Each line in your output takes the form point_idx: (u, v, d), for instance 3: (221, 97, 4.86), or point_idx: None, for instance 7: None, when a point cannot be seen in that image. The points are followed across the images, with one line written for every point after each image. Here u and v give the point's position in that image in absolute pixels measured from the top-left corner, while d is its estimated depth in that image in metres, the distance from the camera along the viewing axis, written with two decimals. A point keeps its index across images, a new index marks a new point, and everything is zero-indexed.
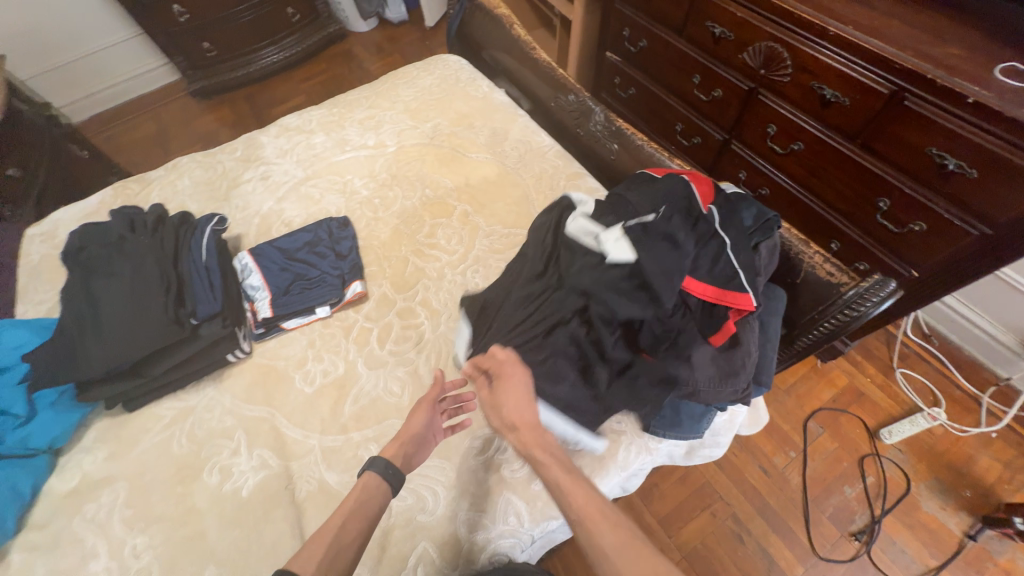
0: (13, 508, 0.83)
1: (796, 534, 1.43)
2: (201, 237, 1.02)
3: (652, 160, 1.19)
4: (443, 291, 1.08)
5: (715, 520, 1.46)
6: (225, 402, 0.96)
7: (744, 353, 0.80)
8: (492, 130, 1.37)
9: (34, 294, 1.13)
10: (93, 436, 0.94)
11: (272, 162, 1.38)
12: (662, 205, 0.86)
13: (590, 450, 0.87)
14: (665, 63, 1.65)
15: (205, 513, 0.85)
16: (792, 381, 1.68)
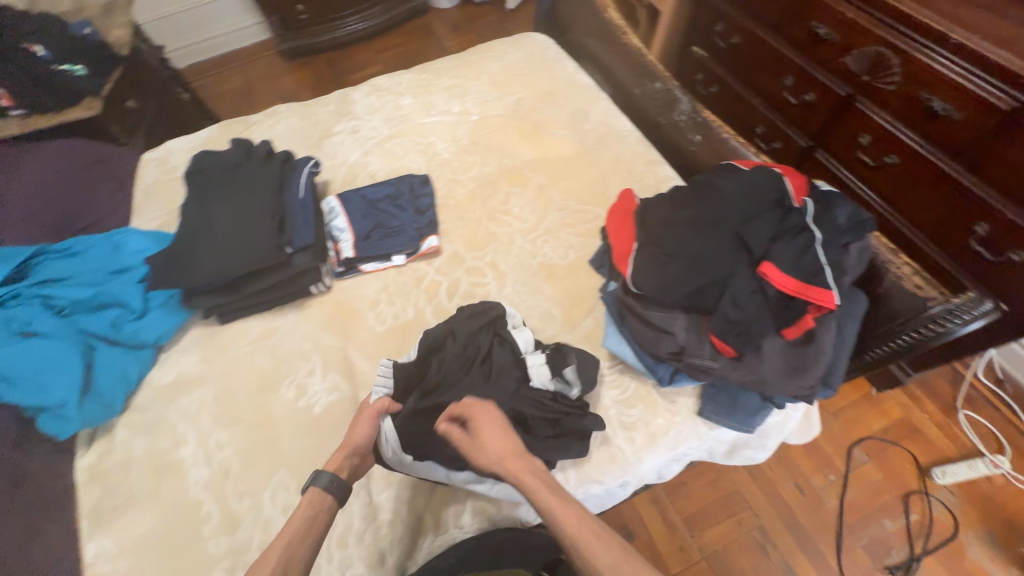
0: (122, 389, 0.95)
1: (825, 557, 1.39)
2: (300, 176, 1.10)
3: (736, 155, 1.18)
4: (512, 256, 1.11)
5: (741, 528, 1.44)
6: (305, 328, 1.05)
7: (817, 351, 0.80)
8: (574, 109, 1.39)
9: (148, 211, 1.26)
10: (189, 340, 1.04)
11: (362, 117, 1.46)
12: (751, 195, 0.87)
13: (644, 422, 0.88)
14: (756, 63, 1.61)
15: (280, 422, 0.93)
16: (842, 405, 1.62)
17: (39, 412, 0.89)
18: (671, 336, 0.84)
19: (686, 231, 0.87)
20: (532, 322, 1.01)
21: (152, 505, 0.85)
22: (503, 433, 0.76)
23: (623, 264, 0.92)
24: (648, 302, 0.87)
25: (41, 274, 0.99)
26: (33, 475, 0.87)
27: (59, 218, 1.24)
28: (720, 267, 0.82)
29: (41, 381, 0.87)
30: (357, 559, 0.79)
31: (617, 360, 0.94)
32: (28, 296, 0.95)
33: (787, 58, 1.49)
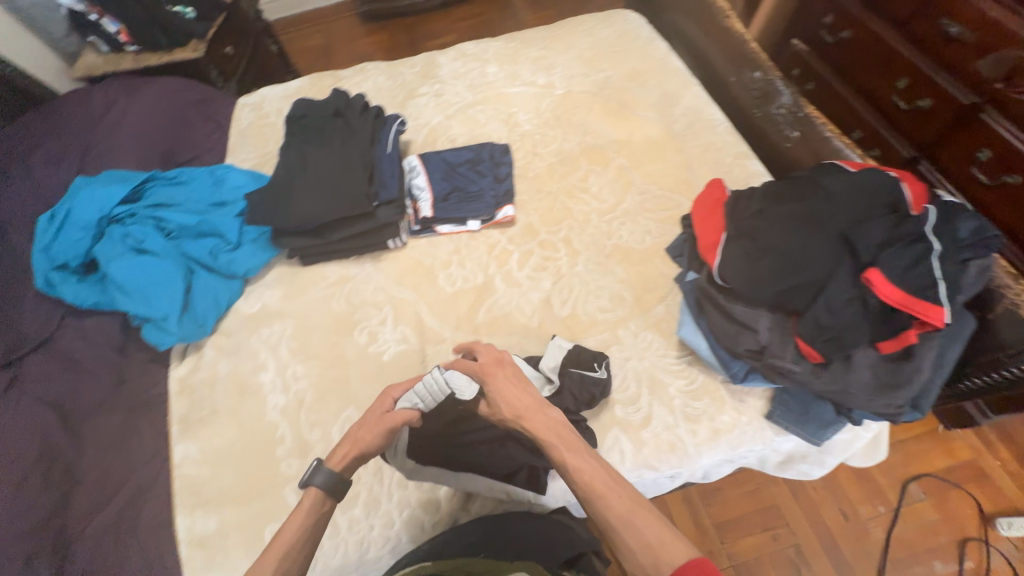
0: (213, 313, 1.02)
1: None
2: (389, 131, 1.13)
3: (838, 155, 1.10)
4: (587, 235, 1.11)
5: (775, 543, 1.39)
6: (380, 280, 1.09)
7: (914, 370, 0.74)
8: (663, 92, 1.34)
9: (242, 152, 1.33)
10: (273, 276, 1.10)
11: (446, 82, 1.47)
12: (862, 197, 0.82)
13: (709, 417, 0.87)
14: (867, 61, 1.48)
15: (352, 363, 0.98)
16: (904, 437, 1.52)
17: (145, 323, 0.98)
18: (754, 332, 0.82)
19: (784, 227, 0.84)
20: (602, 302, 1.01)
21: (233, 421, 0.92)
22: (514, 392, 0.75)
23: (709, 254, 0.90)
24: (731, 296, 0.85)
25: (154, 198, 1.08)
26: (136, 378, 0.99)
27: (163, 148, 1.31)
28: (819, 268, 0.78)
29: (149, 296, 0.97)
30: (415, 501, 0.84)
31: (686, 352, 0.93)
32: (143, 217, 1.05)
33: (904, 58, 1.37)
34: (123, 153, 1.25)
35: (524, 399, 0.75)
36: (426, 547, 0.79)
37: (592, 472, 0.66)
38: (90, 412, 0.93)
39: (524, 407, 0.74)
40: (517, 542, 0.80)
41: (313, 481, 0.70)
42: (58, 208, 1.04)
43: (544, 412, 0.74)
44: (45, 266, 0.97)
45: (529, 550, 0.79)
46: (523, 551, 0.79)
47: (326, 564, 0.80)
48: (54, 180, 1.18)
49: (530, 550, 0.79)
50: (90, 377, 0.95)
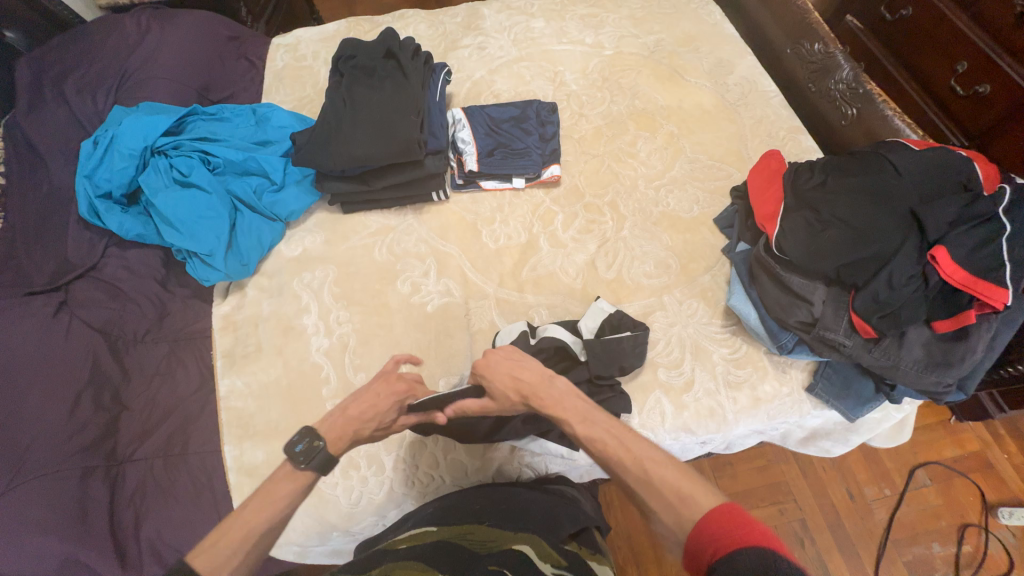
0: (256, 253, 1.01)
1: (863, 566, 1.23)
2: (436, 81, 1.11)
3: (896, 134, 1.06)
4: (633, 201, 1.09)
5: (780, 517, 1.28)
6: (422, 232, 1.07)
7: (968, 350, 0.75)
8: (718, 60, 1.28)
9: (278, 95, 1.29)
10: (315, 222, 1.08)
11: (490, 35, 1.37)
12: (931, 176, 0.81)
13: (749, 384, 0.88)
14: (926, 41, 1.29)
15: (395, 311, 0.98)
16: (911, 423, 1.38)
17: (189, 258, 0.99)
18: (808, 305, 0.82)
19: (849, 200, 0.83)
20: (647, 268, 1.00)
21: (278, 359, 0.94)
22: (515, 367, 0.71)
23: (768, 224, 0.90)
24: (788, 267, 0.86)
25: (197, 133, 1.08)
26: (178, 313, 1.00)
27: (199, 84, 1.24)
28: (885, 242, 0.78)
29: (195, 232, 0.98)
30: (458, 446, 0.86)
31: (731, 321, 0.93)
32: (188, 150, 1.04)
33: (967, 38, 1.19)
34: (158, 84, 1.18)
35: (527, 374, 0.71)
36: (433, 508, 0.77)
37: (606, 437, 0.61)
38: (136, 342, 0.95)
39: (528, 385, 0.70)
40: (525, 513, 0.72)
41: (309, 466, 0.60)
42: (100, 134, 1.02)
43: (549, 384, 0.69)
44: (88, 192, 0.98)
45: (532, 521, 0.70)
46: (528, 522, 0.69)
47: (370, 500, 0.84)
48: (91, 111, 1.14)
49: (536, 518, 0.71)
50: (135, 307, 0.97)
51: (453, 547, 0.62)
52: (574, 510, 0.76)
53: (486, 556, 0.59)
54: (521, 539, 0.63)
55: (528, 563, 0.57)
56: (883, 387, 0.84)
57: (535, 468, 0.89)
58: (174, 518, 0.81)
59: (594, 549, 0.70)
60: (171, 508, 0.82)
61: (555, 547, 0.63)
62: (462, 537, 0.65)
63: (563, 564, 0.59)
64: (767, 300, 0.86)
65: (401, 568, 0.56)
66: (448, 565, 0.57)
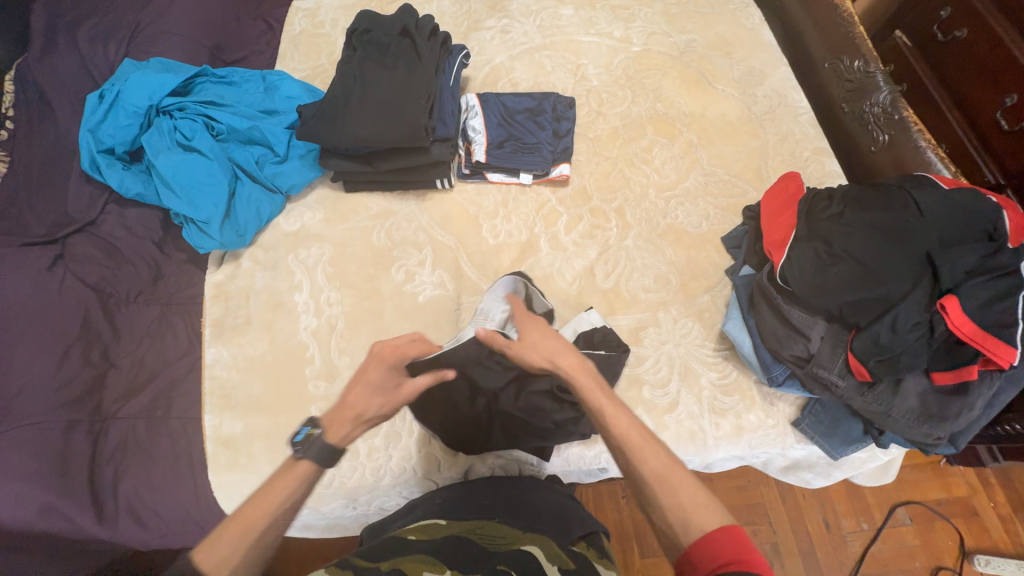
0: (254, 225, 1.01)
1: None
2: (452, 65, 1.07)
3: (926, 168, 1.01)
4: (641, 209, 1.05)
5: (752, 538, 1.26)
6: (422, 220, 1.05)
7: (965, 406, 0.72)
8: (749, 68, 1.22)
9: (292, 62, 1.26)
10: (316, 198, 1.07)
11: (515, 18, 1.30)
12: (954, 221, 0.78)
13: (735, 411, 0.86)
14: (973, 66, 1.17)
15: (386, 298, 0.97)
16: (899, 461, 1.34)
17: (186, 224, 0.99)
18: (804, 341, 0.80)
19: (864, 236, 0.79)
20: (646, 281, 0.98)
21: (266, 334, 0.94)
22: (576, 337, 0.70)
23: (775, 251, 0.86)
24: (790, 299, 0.83)
25: (204, 95, 1.06)
26: (173, 276, 1.01)
27: (212, 43, 1.21)
28: (894, 286, 0.75)
29: (194, 198, 0.97)
30: (433, 440, 0.86)
31: (724, 346, 0.91)
32: (192, 113, 1.03)
33: (1018, 69, 1.07)
34: (170, 39, 1.15)
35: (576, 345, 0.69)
36: (442, 498, 0.75)
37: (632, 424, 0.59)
38: (128, 301, 0.95)
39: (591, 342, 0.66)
40: (535, 512, 0.70)
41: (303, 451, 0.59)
42: (107, 88, 1.01)
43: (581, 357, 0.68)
44: (90, 147, 0.97)
45: (542, 523, 0.67)
46: (538, 522, 0.67)
47: (341, 483, 0.84)
48: (101, 62, 1.11)
49: (544, 518, 0.68)
50: (131, 267, 0.97)
51: (464, 543, 0.59)
52: (582, 513, 0.73)
53: (497, 554, 0.57)
54: (530, 539, 0.61)
55: (539, 566, 0.55)
56: (872, 430, 0.82)
57: (508, 470, 0.88)
58: (152, 479, 0.83)
59: (602, 553, 0.67)
60: (149, 468, 0.83)
61: (564, 549, 0.61)
62: (473, 532, 0.62)
63: (571, 567, 0.57)
64: (765, 330, 0.83)
65: (414, 561, 0.54)
66: (457, 560, 0.55)
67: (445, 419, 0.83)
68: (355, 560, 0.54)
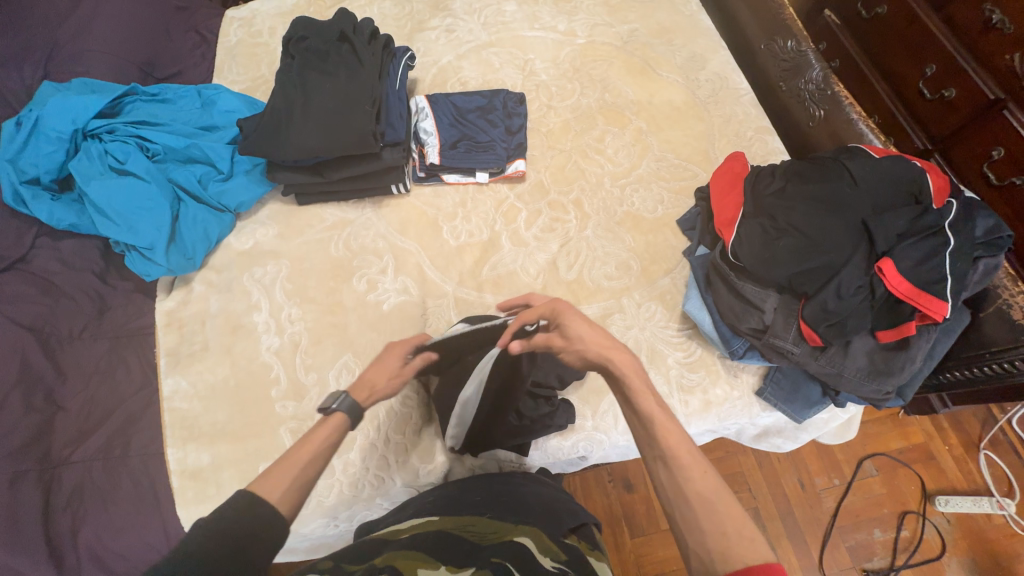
0: (201, 246, 0.97)
1: (809, 550, 1.27)
2: (397, 67, 1.06)
3: (859, 139, 1.06)
4: (598, 199, 1.07)
5: None
6: (381, 227, 1.04)
7: (908, 360, 0.77)
8: (691, 53, 1.26)
9: (230, 74, 1.21)
10: (267, 214, 1.04)
11: (459, 16, 1.29)
12: (883, 187, 0.83)
13: (703, 387, 0.89)
14: (894, 38, 1.22)
15: (350, 310, 0.95)
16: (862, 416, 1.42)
17: (128, 251, 0.94)
18: (760, 315, 0.83)
19: (805, 208, 0.83)
20: (608, 269, 0.99)
21: (226, 359, 0.91)
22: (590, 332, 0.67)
23: (725, 229, 0.90)
24: (742, 274, 0.86)
25: (135, 115, 1.01)
26: (120, 307, 0.95)
27: (141, 59, 1.15)
28: (836, 253, 0.79)
29: (133, 223, 0.92)
30: (410, 449, 0.85)
31: (686, 325, 0.94)
32: (123, 134, 0.99)
33: (936, 40, 1.12)
34: (94, 58, 1.09)
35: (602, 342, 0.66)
36: (434, 496, 0.71)
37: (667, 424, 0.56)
38: (71, 339, 0.89)
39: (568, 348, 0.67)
40: (524, 506, 0.68)
41: (338, 408, 0.59)
42: (25, 114, 0.95)
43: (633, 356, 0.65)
44: (11, 178, 0.91)
45: (531, 514, 0.66)
46: (528, 515, 0.65)
47: (319, 503, 0.83)
48: (17, 86, 1.04)
49: (534, 511, 0.67)
50: (70, 302, 0.91)
51: (455, 539, 0.56)
52: (572, 506, 0.72)
53: (488, 549, 0.55)
54: (521, 532, 0.60)
55: (532, 557, 0.54)
56: (828, 391, 0.87)
57: (487, 469, 0.88)
58: (113, 522, 0.78)
59: (593, 545, 0.65)
60: (109, 512, 0.79)
61: (557, 542, 0.60)
62: (464, 528, 0.60)
63: (563, 561, 0.55)
64: (723, 307, 0.86)
65: (408, 558, 0.51)
66: (451, 556, 0.53)
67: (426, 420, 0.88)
68: (344, 562, 0.50)
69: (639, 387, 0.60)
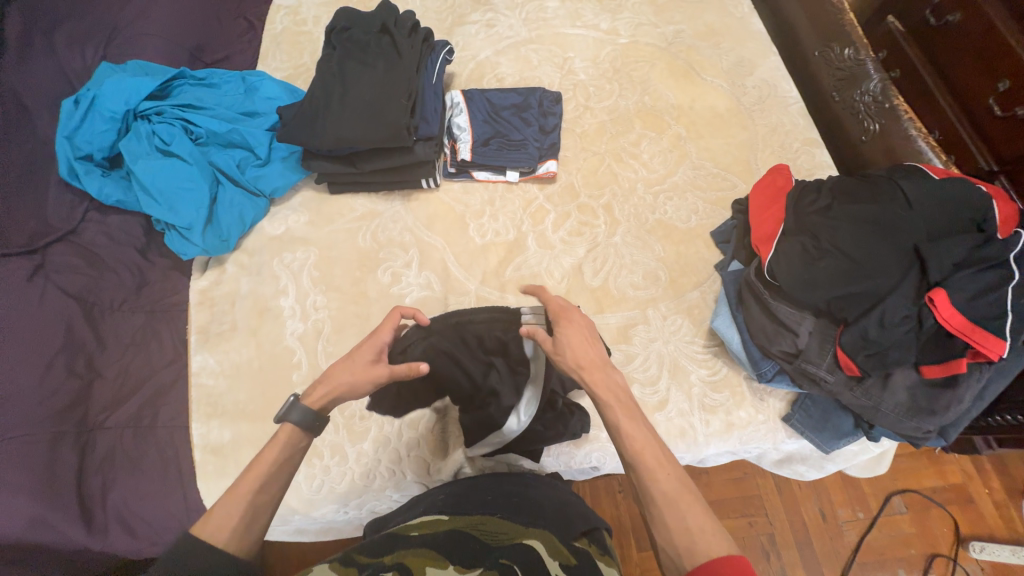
0: (236, 229, 1.00)
1: None
2: (435, 61, 1.06)
3: (918, 158, 0.99)
4: (629, 205, 1.04)
5: (749, 530, 1.26)
6: (408, 221, 1.04)
7: (955, 399, 0.72)
8: (739, 58, 1.20)
9: (275, 62, 1.24)
10: (300, 201, 1.05)
11: (501, 11, 1.28)
12: (940, 212, 0.77)
13: (726, 408, 0.86)
14: (965, 48, 1.13)
15: (373, 301, 0.96)
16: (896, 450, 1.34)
17: (168, 229, 0.98)
18: (793, 338, 0.79)
19: (851, 229, 0.79)
20: (635, 278, 0.97)
21: (252, 340, 0.94)
22: (584, 342, 0.66)
23: (762, 246, 0.86)
24: (777, 294, 0.82)
25: (183, 98, 1.05)
26: (157, 283, 1.00)
27: (192, 43, 1.19)
28: (882, 279, 0.74)
29: (174, 203, 0.96)
30: (422, 444, 0.86)
31: (714, 342, 0.90)
32: (171, 116, 1.02)
33: (1014, 52, 1.02)
34: (150, 42, 1.13)
35: (591, 352, 0.65)
36: (446, 493, 0.71)
37: (642, 439, 0.58)
38: (112, 310, 0.94)
39: (589, 360, 0.65)
40: (536, 508, 0.67)
41: (289, 417, 0.60)
42: (82, 93, 0.99)
43: (608, 372, 0.64)
44: (67, 154, 0.96)
45: (543, 516, 0.65)
46: (539, 517, 0.64)
47: (330, 489, 0.84)
48: (78, 65, 1.09)
49: (546, 513, 0.66)
50: (113, 275, 0.96)
51: (465, 538, 0.56)
52: (583, 508, 0.71)
53: (498, 549, 0.54)
54: (532, 534, 0.59)
55: (542, 561, 0.53)
56: (862, 424, 0.82)
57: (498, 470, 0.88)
58: (139, 488, 0.82)
59: (604, 549, 0.63)
60: (136, 479, 0.83)
61: (568, 546, 0.59)
62: (474, 527, 0.59)
63: (574, 566, 0.54)
64: (754, 327, 0.83)
65: (416, 556, 0.50)
66: (459, 555, 0.52)
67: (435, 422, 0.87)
68: (356, 555, 0.51)
69: (607, 399, 0.61)
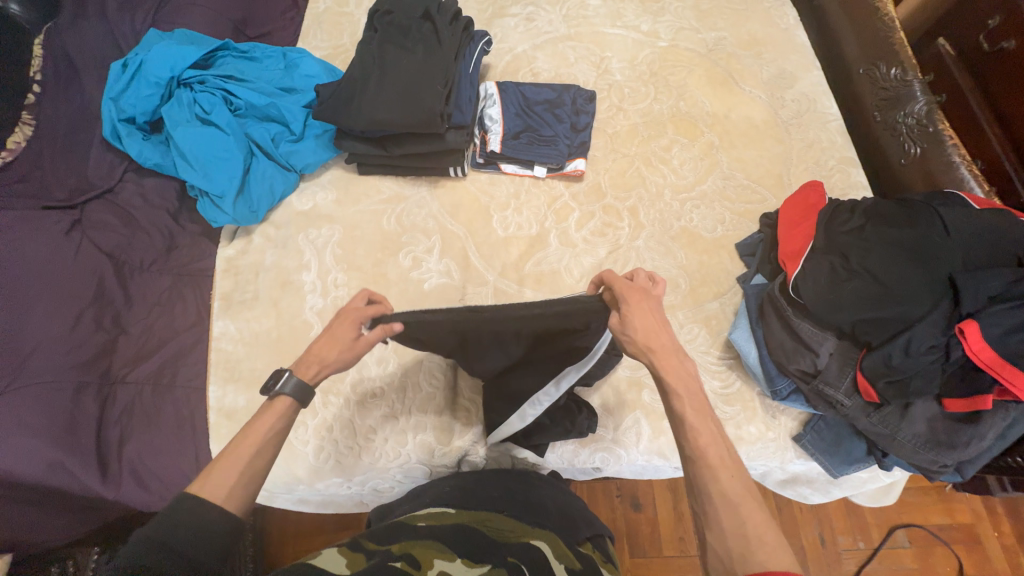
0: (266, 202, 1.02)
1: None
2: (473, 51, 1.06)
3: (959, 185, 0.97)
4: (655, 210, 1.03)
5: None
6: (433, 207, 1.05)
7: (975, 436, 0.71)
8: (780, 69, 1.18)
9: (314, 40, 1.25)
10: (329, 178, 1.07)
11: (541, 5, 1.27)
12: (977, 244, 0.75)
13: (735, 422, 0.85)
14: (1019, 76, 1.08)
15: (393, 283, 0.97)
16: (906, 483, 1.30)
17: (200, 196, 1.00)
18: (811, 358, 0.78)
19: (884, 253, 0.77)
20: None
21: (273, 311, 0.96)
22: (648, 325, 0.63)
23: (789, 261, 0.84)
24: (800, 311, 0.81)
25: (224, 69, 1.08)
26: (186, 247, 1.03)
27: (237, 16, 1.21)
28: (912, 307, 0.72)
29: (209, 171, 0.98)
30: (429, 427, 0.87)
31: (729, 354, 0.89)
32: (212, 86, 1.05)
33: None
34: (196, 12, 1.15)
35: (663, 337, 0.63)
36: (451, 487, 0.72)
37: (712, 445, 0.56)
38: (142, 270, 0.97)
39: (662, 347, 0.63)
40: (541, 509, 0.68)
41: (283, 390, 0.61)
42: (130, 57, 1.02)
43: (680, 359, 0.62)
44: (112, 115, 0.99)
45: (548, 517, 0.65)
46: (546, 519, 0.65)
47: (337, 463, 0.86)
48: (128, 30, 1.11)
49: (551, 514, 0.67)
50: (144, 236, 0.99)
51: (472, 532, 0.57)
52: (588, 514, 0.71)
53: (504, 546, 0.55)
54: (537, 535, 0.59)
55: (547, 563, 0.54)
56: (874, 451, 0.81)
57: (500, 462, 0.89)
58: (154, 443, 0.85)
59: (606, 557, 0.65)
60: (151, 434, 0.86)
61: (571, 549, 0.60)
62: (481, 523, 0.60)
63: (578, 570, 0.55)
64: (774, 342, 0.81)
65: (424, 547, 0.51)
66: (468, 549, 0.53)
67: (440, 410, 0.88)
68: (364, 542, 0.52)
69: (677, 387, 0.60)
